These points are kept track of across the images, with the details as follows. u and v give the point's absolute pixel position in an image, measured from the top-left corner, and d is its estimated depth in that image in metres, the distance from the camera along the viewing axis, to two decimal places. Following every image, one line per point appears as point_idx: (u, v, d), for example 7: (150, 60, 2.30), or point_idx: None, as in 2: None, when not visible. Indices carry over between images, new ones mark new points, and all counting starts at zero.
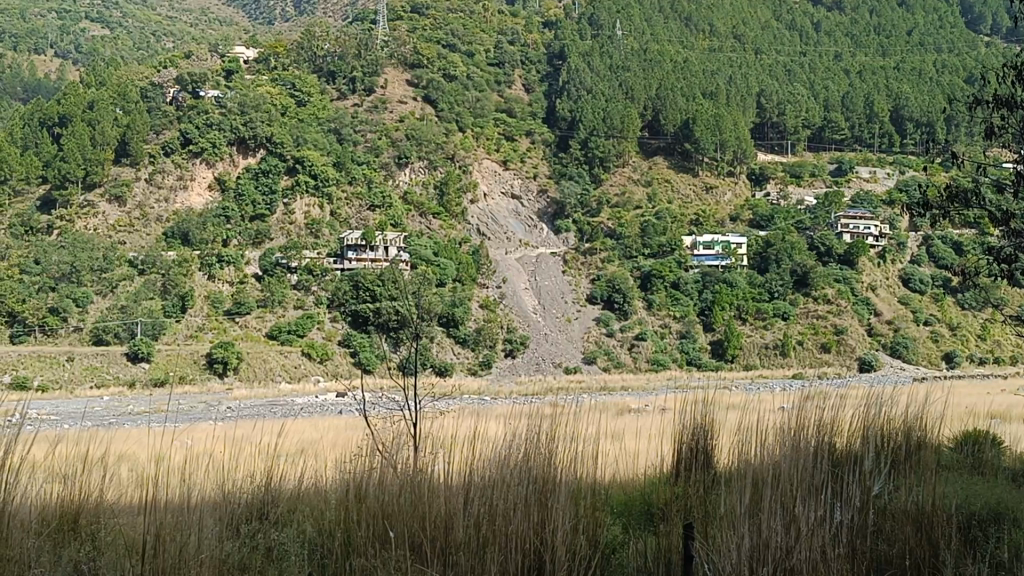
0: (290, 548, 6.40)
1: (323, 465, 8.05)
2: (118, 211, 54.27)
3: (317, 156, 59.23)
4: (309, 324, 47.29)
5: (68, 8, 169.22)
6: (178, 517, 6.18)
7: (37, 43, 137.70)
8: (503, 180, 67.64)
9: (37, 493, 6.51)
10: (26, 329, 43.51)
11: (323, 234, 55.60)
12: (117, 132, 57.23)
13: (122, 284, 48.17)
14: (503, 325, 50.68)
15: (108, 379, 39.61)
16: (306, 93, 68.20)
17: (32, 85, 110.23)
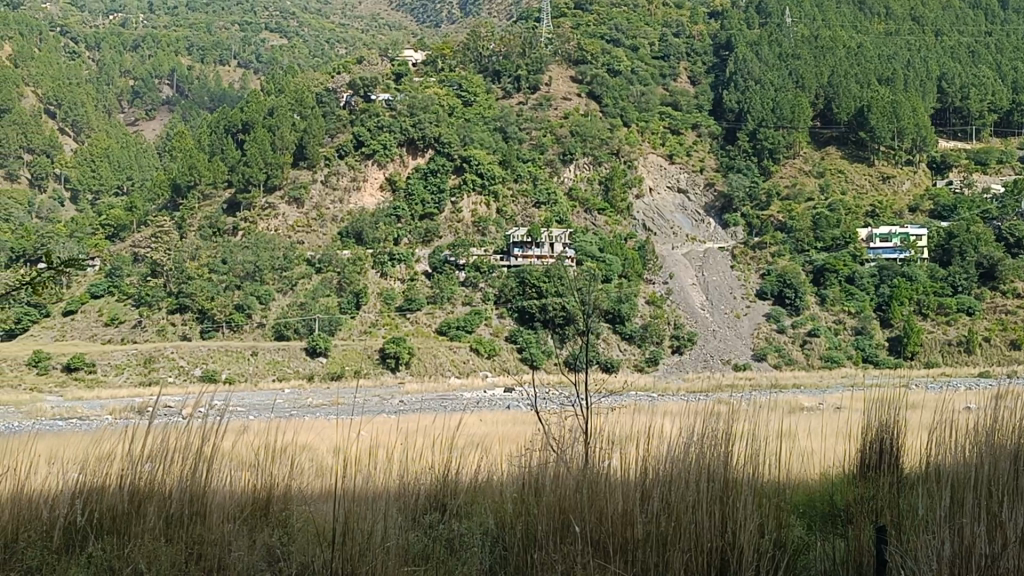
0: (475, 540, 6.52)
1: (500, 457, 8.20)
2: (297, 212, 57.01)
3: (483, 154, 60.33)
4: (477, 320, 47.95)
5: (251, 21, 179.97)
6: (363, 508, 6.34)
7: (222, 54, 147.14)
8: (670, 174, 66.89)
9: (232, 478, 6.87)
10: (215, 325, 46.40)
11: (490, 231, 56.44)
12: (295, 137, 59.98)
13: (301, 282, 50.51)
14: (670, 321, 50.14)
15: (288, 372, 41.44)
16: (473, 93, 69.60)
17: (219, 95, 118.23)
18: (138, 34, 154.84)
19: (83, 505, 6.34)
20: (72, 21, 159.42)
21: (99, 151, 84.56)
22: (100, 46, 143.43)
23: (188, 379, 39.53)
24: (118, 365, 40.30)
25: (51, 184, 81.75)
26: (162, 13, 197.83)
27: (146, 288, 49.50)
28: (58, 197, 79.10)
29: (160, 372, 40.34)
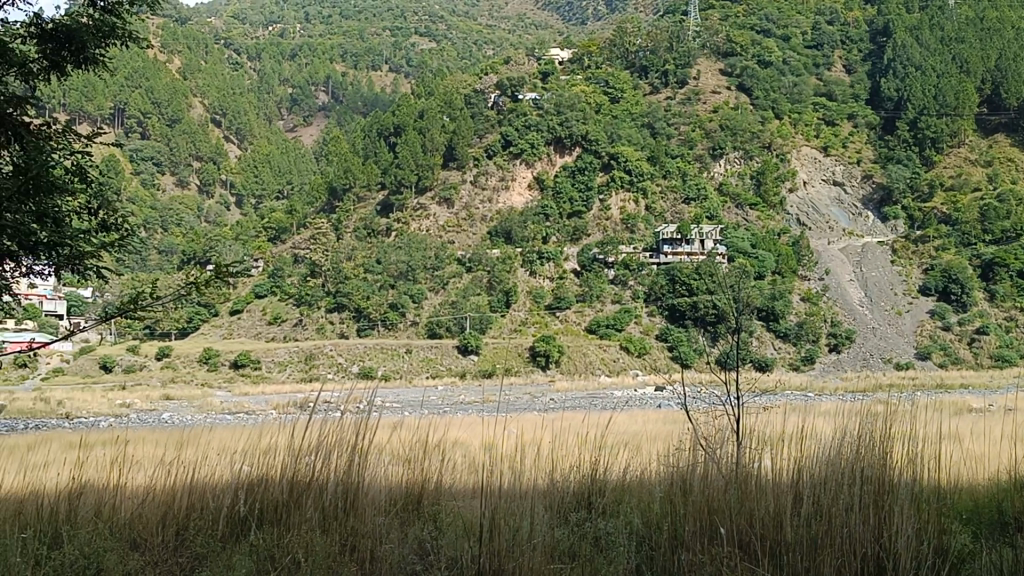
0: (620, 541, 6.08)
1: (648, 459, 8.02)
2: (448, 212, 58.34)
3: (631, 151, 60.31)
4: (627, 318, 47.63)
5: (401, 26, 185.31)
6: (512, 504, 6.05)
7: (374, 60, 152.30)
8: (824, 167, 64.69)
9: (386, 471, 6.74)
10: (371, 323, 47.77)
11: (640, 228, 56.20)
12: (444, 137, 61.55)
13: (452, 280, 51.60)
14: (828, 318, 48.59)
15: (441, 369, 42.14)
16: (620, 89, 70.30)
17: (372, 100, 123.10)
18: (295, 45, 162.21)
19: (240, 492, 6.12)
20: (235, 33, 168.11)
21: (260, 157, 88.65)
22: (261, 55, 150.68)
23: (346, 375, 40.84)
24: (280, 362, 42.12)
25: (217, 190, 86.13)
26: (317, 22, 206.02)
27: (306, 288, 51.58)
28: (225, 202, 83.37)
29: (320, 369, 41.88)
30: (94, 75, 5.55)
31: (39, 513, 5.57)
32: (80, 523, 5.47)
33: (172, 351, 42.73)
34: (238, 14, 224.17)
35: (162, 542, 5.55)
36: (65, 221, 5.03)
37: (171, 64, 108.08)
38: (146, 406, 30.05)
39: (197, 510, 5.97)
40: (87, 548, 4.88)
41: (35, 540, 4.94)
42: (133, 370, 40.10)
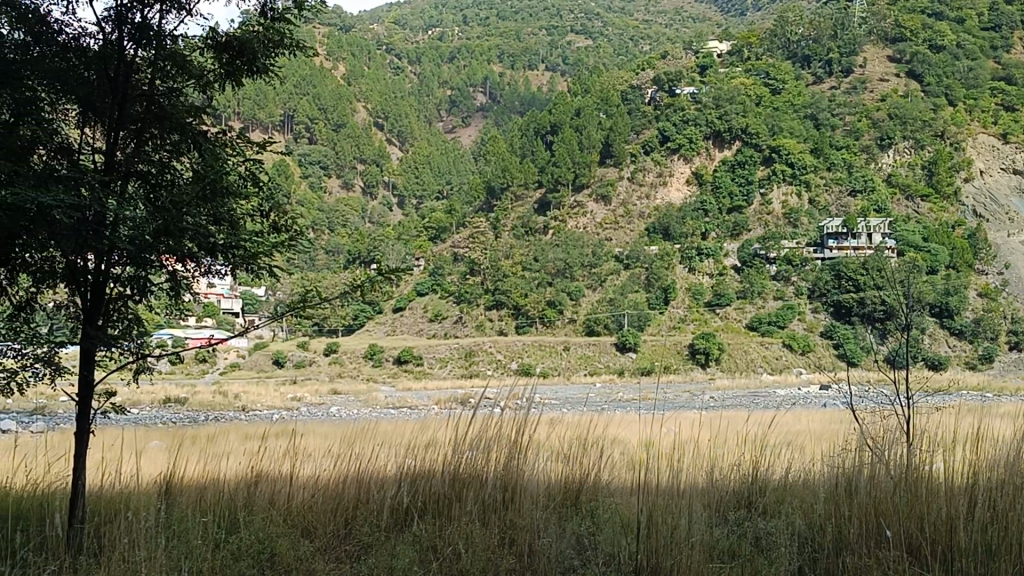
0: (782, 540, 5.72)
1: (812, 461, 7.72)
2: (605, 209, 61.40)
3: (794, 143, 59.97)
4: (790, 315, 46.07)
5: (557, 25, 188.08)
6: (669, 501, 5.85)
7: (531, 60, 155.35)
8: (1002, 155, 61.84)
9: (545, 469, 6.68)
10: (530, 321, 48.13)
11: (803, 223, 55.07)
12: (601, 135, 65.95)
13: (609, 277, 52.45)
14: (1008, 316, 45.77)
15: (600, 366, 41.98)
16: (782, 81, 70.17)
17: (528, 99, 126.26)
18: (453, 47, 166.50)
19: (405, 486, 6.20)
20: (397, 39, 173.65)
21: (421, 158, 92.12)
22: (422, 57, 156.00)
23: (505, 371, 41.32)
24: (442, 358, 43.21)
25: (380, 192, 89.01)
26: (474, 24, 210.35)
27: (466, 286, 52.91)
28: (388, 203, 86.16)
29: (479, 365, 42.70)
30: (266, 81, 5.79)
31: (216, 500, 5.76)
32: (254, 509, 5.63)
33: (339, 347, 44.46)
34: (400, 19, 232.01)
35: (330, 525, 5.63)
36: (239, 223, 5.30)
37: (338, 69, 112.24)
38: (315, 400, 31.29)
39: (363, 498, 6.06)
40: (259, 531, 4.97)
41: (210, 522, 5.07)
42: (303, 366, 41.95)
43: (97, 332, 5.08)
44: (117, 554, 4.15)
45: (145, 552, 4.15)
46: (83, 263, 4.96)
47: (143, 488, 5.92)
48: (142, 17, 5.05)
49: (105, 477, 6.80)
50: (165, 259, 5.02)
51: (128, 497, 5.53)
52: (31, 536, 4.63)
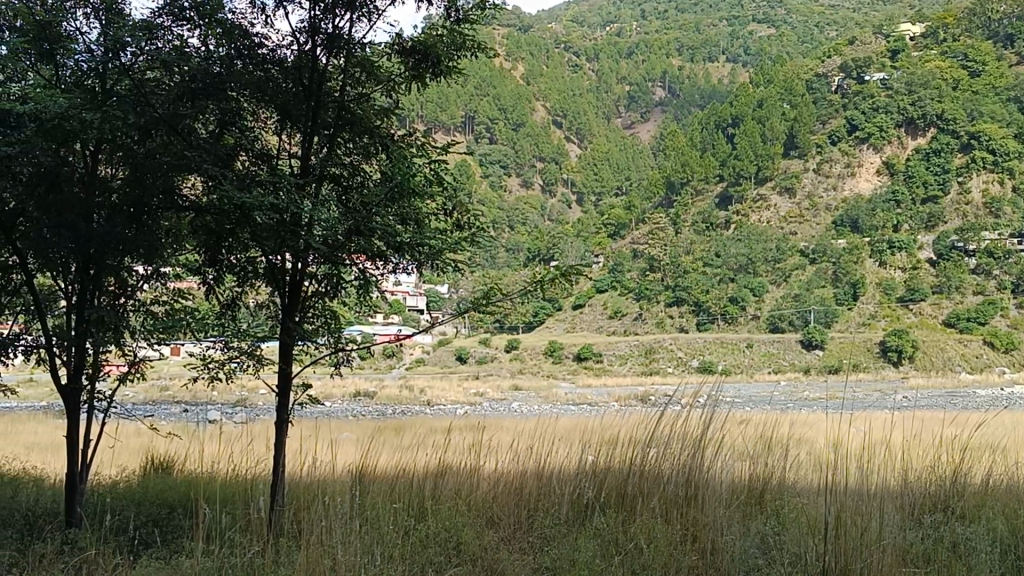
0: (983, 544, 5.38)
1: (1016, 467, 7.27)
2: (790, 202, 60.57)
3: (995, 129, 56.91)
4: (992, 310, 43.24)
5: (739, 18, 184.11)
6: (859, 503, 5.64)
7: (713, 53, 152.10)
8: None
9: (729, 468, 6.57)
10: (711, 317, 47.78)
11: (1005, 212, 52.00)
12: (785, 127, 65.99)
13: (794, 272, 51.48)
14: None
15: (784, 364, 40.65)
16: (982, 62, 66.58)
17: (709, 92, 123.96)
18: (631, 44, 165.70)
19: (588, 480, 6.24)
20: (575, 37, 173.73)
21: (600, 156, 91.99)
22: (600, 56, 156.17)
23: (686, 368, 41.01)
24: (621, 355, 43.19)
25: (559, 189, 88.91)
26: (652, 20, 208.15)
27: (646, 282, 52.89)
28: (566, 200, 85.71)
29: (660, 361, 42.49)
30: (452, 85, 5.94)
31: (406, 489, 5.95)
32: (440, 498, 5.78)
33: (520, 343, 45.12)
34: (578, 19, 232.18)
35: (514, 510, 5.72)
36: (426, 221, 5.47)
37: (517, 69, 113.26)
38: (498, 395, 31.86)
39: (545, 488, 6.12)
40: (445, 520, 5.10)
41: (399, 509, 5.25)
42: (485, 362, 42.89)
43: (295, 325, 5.36)
44: (311, 535, 4.36)
45: (340, 535, 4.33)
46: (280, 261, 5.25)
47: (337, 477, 6.20)
48: (333, 26, 5.28)
49: (303, 466, 7.16)
50: (355, 257, 5.25)
51: (323, 484, 5.79)
52: (237, 519, 4.91)
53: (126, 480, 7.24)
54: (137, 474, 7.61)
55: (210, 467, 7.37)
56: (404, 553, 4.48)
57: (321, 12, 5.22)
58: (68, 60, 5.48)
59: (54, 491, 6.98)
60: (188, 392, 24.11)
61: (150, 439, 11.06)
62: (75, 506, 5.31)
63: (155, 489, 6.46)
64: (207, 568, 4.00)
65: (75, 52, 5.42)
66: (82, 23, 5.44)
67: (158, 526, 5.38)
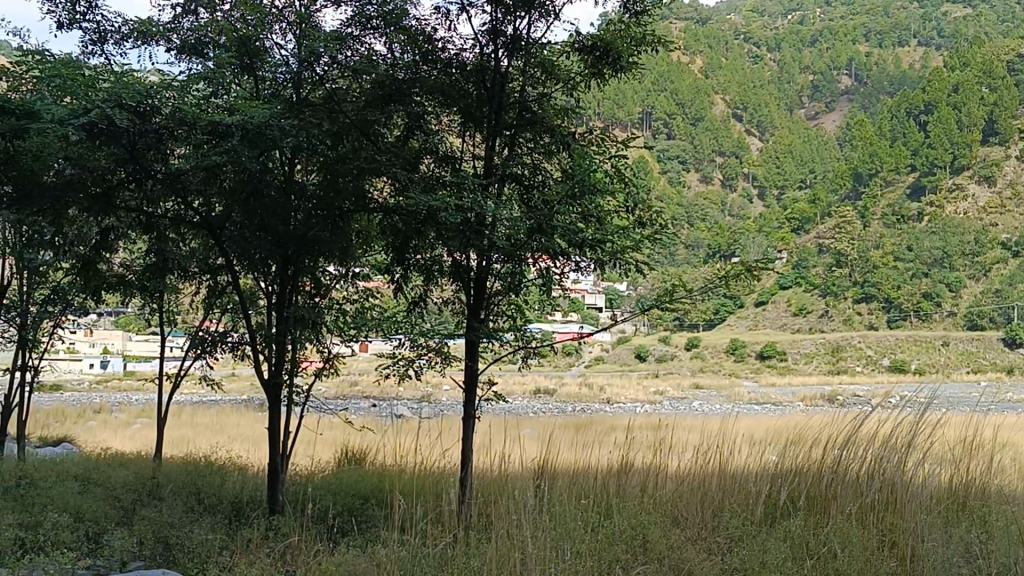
0: None
1: None
2: (989, 192, 58.63)
3: None
4: None
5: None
6: None
7: (902, 36, 144.70)
8: None
9: (930, 472, 6.24)
10: (903, 315, 45.85)
11: None
12: (983, 112, 64.42)
13: (995, 267, 49.66)
14: None
15: (985, 363, 38.51)
16: None
17: (898, 77, 117.96)
18: (814, 32, 160.07)
19: (778, 481, 6.04)
20: (756, 27, 169.17)
21: (783, 149, 89.04)
22: (782, 45, 151.27)
23: (876, 368, 39.50)
24: (807, 354, 41.92)
25: (741, 184, 86.78)
26: (836, 6, 200.15)
27: (833, 279, 51.12)
28: (749, 195, 83.05)
29: (847, 361, 40.99)
30: (633, 80, 5.91)
31: (591, 486, 5.94)
32: (626, 496, 5.75)
33: (701, 341, 44.38)
34: (758, 9, 226.21)
35: (702, 509, 5.61)
36: (608, 217, 5.47)
37: (695, 63, 111.46)
38: (679, 394, 31.49)
39: (733, 488, 5.98)
40: (633, 518, 5.06)
41: (586, 507, 5.26)
42: (665, 360, 42.49)
43: (479, 324, 5.49)
44: (498, 528, 4.46)
45: (530, 530, 4.40)
46: (466, 261, 5.39)
47: (524, 471, 6.27)
48: (514, 27, 5.35)
49: (488, 462, 7.26)
50: (537, 257, 5.31)
51: (508, 480, 5.86)
52: (428, 511, 5.05)
53: (320, 471, 7.58)
54: (332, 465, 7.94)
55: (400, 461, 7.60)
56: (593, 549, 4.51)
57: (502, 13, 5.29)
58: (267, 74, 5.81)
59: (257, 479, 7.39)
60: (376, 387, 24.96)
61: (344, 433, 11.49)
62: (278, 494, 5.65)
63: (348, 480, 6.75)
64: (402, 556, 4.13)
65: (273, 65, 5.73)
66: (276, 38, 5.74)
67: (354, 517, 5.61)
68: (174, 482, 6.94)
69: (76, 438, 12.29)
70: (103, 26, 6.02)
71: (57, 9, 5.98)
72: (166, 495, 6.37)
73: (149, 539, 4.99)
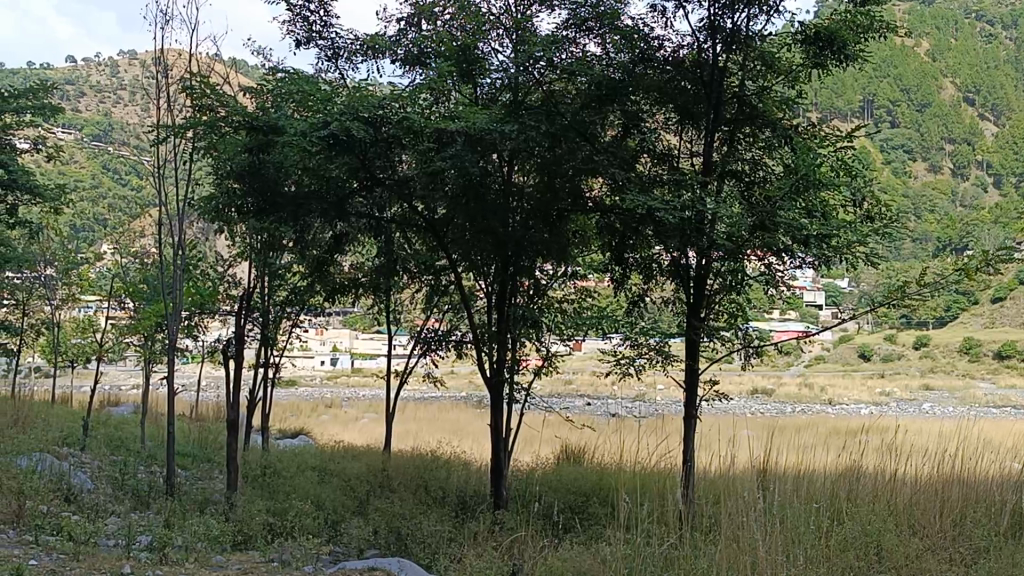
0: None
1: None
2: None
3: None
4: None
5: None
6: None
7: None
8: None
9: None
10: None
11: None
12: None
13: None
14: None
15: None
16: None
17: None
18: None
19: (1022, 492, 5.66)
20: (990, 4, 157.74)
21: None
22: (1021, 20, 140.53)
23: None
24: None
25: (974, 171, 81.24)
26: None
27: None
28: (982, 182, 76.54)
29: None
30: (860, 67, 5.66)
31: (818, 489, 5.76)
32: (857, 500, 5.55)
33: (930, 338, 41.60)
34: None
35: (940, 517, 5.33)
36: (833, 211, 5.27)
37: (922, 45, 105.21)
38: (907, 395, 29.94)
39: (973, 496, 5.64)
40: (868, 524, 4.87)
41: (816, 510, 5.12)
42: (890, 360, 40.50)
43: (700, 323, 5.45)
44: (725, 527, 4.43)
45: (759, 532, 4.33)
46: (686, 259, 5.35)
47: (750, 472, 6.18)
48: (732, 21, 5.23)
49: (708, 463, 7.18)
50: (759, 254, 5.25)
51: (731, 481, 5.77)
52: (649, 510, 5.07)
53: (541, 467, 7.73)
54: (551, 462, 8.11)
55: (617, 459, 7.65)
56: (827, 552, 4.41)
57: (720, 9, 5.19)
58: (484, 81, 5.96)
59: (478, 474, 7.63)
60: (590, 387, 25.10)
61: (563, 431, 11.65)
62: (502, 487, 5.82)
63: (568, 476, 6.87)
64: (628, 554, 4.15)
65: (492, 70, 5.87)
66: (493, 43, 5.88)
67: (577, 513, 5.72)
68: (402, 474, 7.28)
69: (312, 431, 13.07)
70: (337, 44, 6.41)
71: (295, 28, 6.41)
72: (397, 487, 6.70)
73: (383, 528, 5.24)
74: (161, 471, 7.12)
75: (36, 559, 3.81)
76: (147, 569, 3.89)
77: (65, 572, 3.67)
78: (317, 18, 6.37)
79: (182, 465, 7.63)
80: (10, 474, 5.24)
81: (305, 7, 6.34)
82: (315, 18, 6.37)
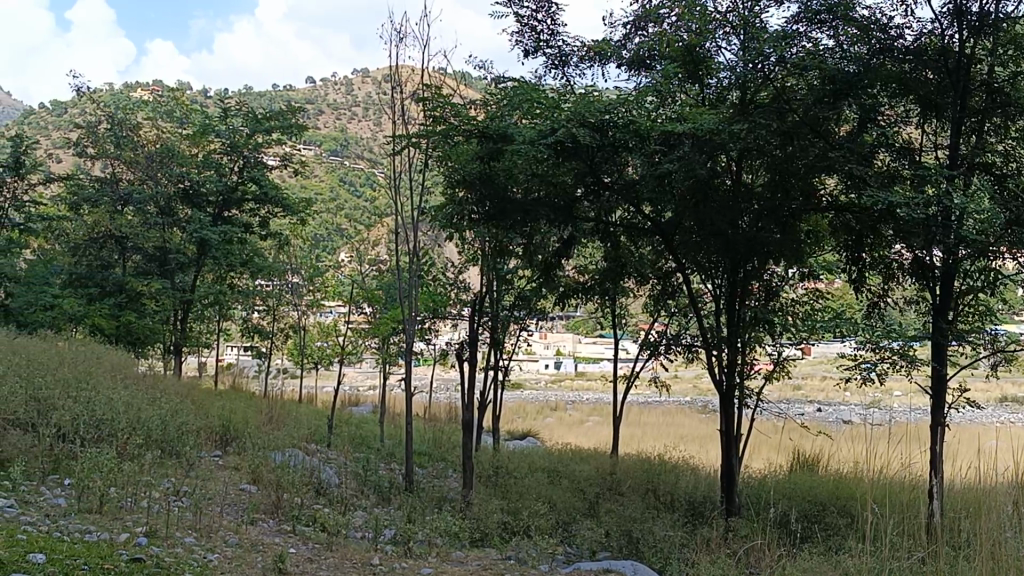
0: None
1: None
2: None
3: None
4: None
5: None
6: None
7: None
8: None
9: None
10: None
11: None
12: None
13: None
14: None
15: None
16: None
17: None
18: None
19: None
20: None
21: None
22: None
23: None
24: None
25: None
26: None
27: None
28: None
29: None
30: None
31: None
32: None
33: None
34: None
35: None
36: None
37: None
38: None
39: None
40: None
41: None
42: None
43: (947, 325, 5.14)
44: (981, 544, 4.17)
45: (1019, 550, 4.02)
46: (929, 257, 5.08)
47: (1007, 485, 5.74)
48: (980, 6, 4.92)
49: (959, 475, 6.75)
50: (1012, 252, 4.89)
51: (985, 495, 5.40)
52: (894, 523, 4.84)
53: (773, 474, 7.52)
54: (784, 470, 7.88)
55: (856, 469, 7.34)
56: None
57: None
58: (711, 80, 5.86)
59: (709, 481, 7.50)
60: (821, 393, 24.20)
61: (796, 438, 11.26)
62: (734, 495, 5.73)
63: (804, 484, 6.66)
64: (872, 565, 3.98)
65: (718, 69, 5.76)
66: (719, 42, 5.77)
67: (816, 523, 5.54)
68: (632, 478, 7.28)
69: (539, 434, 13.26)
70: (563, 50, 6.49)
71: (524, 39, 6.55)
72: (627, 490, 6.72)
73: (614, 530, 5.28)
74: (400, 468, 7.44)
75: (295, 547, 4.08)
76: (395, 561, 4.07)
77: (320, 560, 3.89)
78: (544, 27, 6.49)
79: (420, 463, 7.95)
80: (269, 467, 5.61)
81: (532, 17, 6.46)
82: (543, 27, 6.49)
